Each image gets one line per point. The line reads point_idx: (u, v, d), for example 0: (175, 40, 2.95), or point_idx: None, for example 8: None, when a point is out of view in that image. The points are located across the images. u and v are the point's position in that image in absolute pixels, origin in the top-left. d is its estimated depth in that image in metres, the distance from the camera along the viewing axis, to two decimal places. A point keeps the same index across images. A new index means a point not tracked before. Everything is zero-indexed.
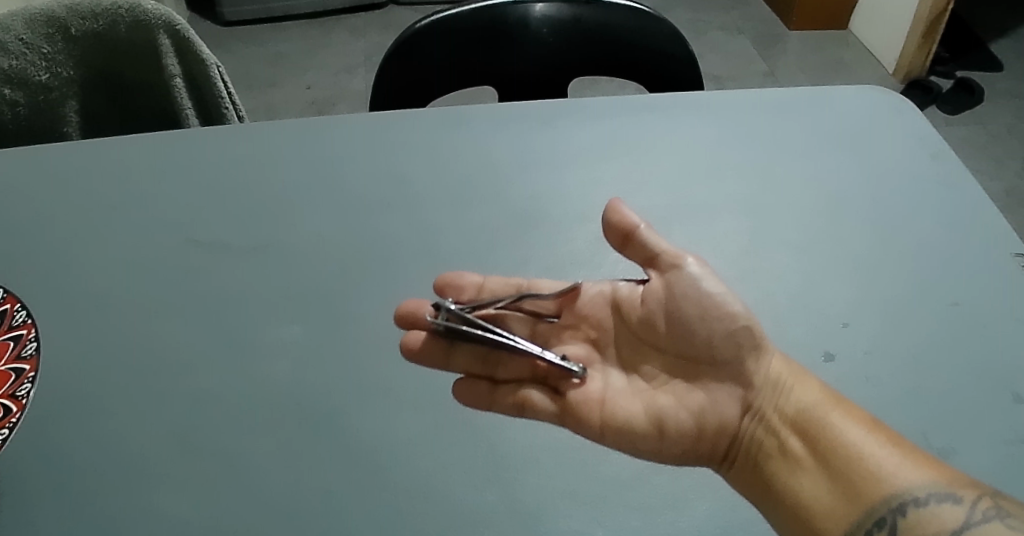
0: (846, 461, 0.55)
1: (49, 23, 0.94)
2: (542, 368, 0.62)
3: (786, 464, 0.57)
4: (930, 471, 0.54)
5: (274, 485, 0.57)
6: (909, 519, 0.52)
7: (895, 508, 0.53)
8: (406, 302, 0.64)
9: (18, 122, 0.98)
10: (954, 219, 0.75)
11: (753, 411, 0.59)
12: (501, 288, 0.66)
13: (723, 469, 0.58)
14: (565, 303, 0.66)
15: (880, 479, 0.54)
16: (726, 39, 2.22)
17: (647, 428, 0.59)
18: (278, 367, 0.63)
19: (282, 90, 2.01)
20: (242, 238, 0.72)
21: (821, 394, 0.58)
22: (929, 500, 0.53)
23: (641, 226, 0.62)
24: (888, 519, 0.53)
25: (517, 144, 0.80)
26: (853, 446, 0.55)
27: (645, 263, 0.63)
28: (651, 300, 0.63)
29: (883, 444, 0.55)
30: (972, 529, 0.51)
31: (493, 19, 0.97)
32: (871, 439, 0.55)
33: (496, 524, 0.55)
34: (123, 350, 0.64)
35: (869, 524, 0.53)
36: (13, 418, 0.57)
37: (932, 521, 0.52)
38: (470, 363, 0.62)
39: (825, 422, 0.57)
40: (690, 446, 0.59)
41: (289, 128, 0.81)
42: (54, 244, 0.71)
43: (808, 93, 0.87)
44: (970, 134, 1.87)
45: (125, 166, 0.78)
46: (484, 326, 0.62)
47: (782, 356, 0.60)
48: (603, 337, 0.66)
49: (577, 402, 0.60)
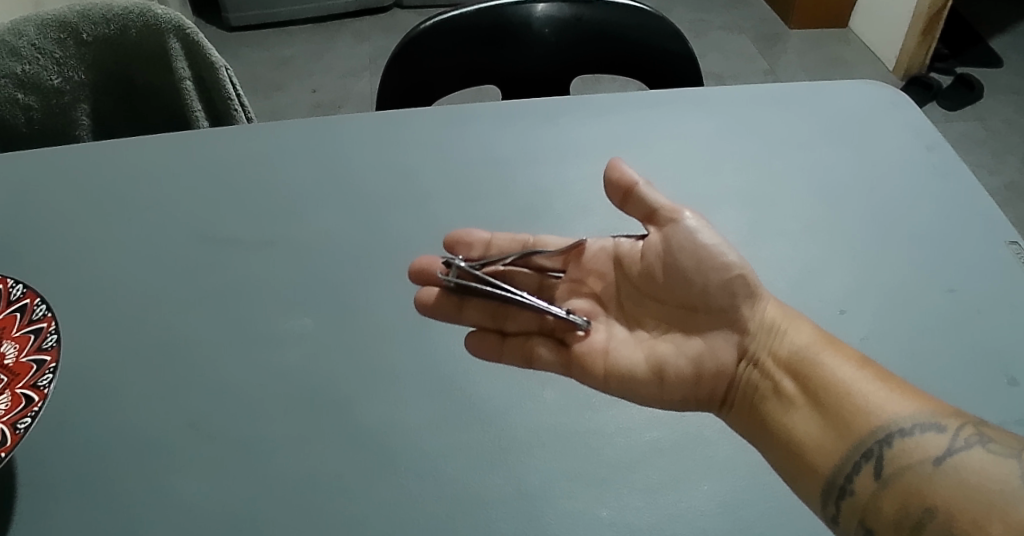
0: (836, 397, 0.57)
1: (61, 28, 0.96)
2: (550, 321, 0.65)
3: (780, 404, 0.59)
4: (919, 404, 0.55)
5: (287, 469, 0.59)
6: (895, 449, 0.54)
7: (881, 439, 0.54)
8: (419, 258, 0.67)
9: (31, 125, 1.00)
10: (950, 209, 0.76)
11: (748, 355, 0.62)
12: (509, 245, 0.69)
13: (722, 412, 0.61)
14: (570, 259, 0.70)
15: (867, 412, 0.56)
16: (727, 38, 2.24)
17: (647, 374, 0.62)
18: (290, 357, 0.65)
19: (288, 94, 2.03)
20: (254, 234, 0.74)
21: (814, 335, 0.60)
22: (913, 431, 0.54)
23: (639, 183, 0.65)
24: (875, 450, 0.54)
25: (522, 140, 0.82)
26: (842, 382, 0.57)
27: (644, 219, 0.66)
28: (650, 253, 0.66)
29: (869, 380, 0.57)
30: (955, 455, 0.52)
31: (495, 19, 0.99)
32: (857, 376, 0.57)
33: (503, 505, 0.57)
34: (140, 341, 0.66)
35: (857, 455, 0.55)
36: (36, 407, 0.54)
37: (915, 450, 0.53)
38: (480, 317, 0.66)
39: (815, 360, 0.59)
40: (689, 391, 0.61)
41: (299, 127, 0.83)
42: (70, 240, 0.74)
43: (807, 87, 0.88)
44: (970, 130, 1.89)
45: (139, 164, 0.80)
46: (493, 282, 0.65)
47: (775, 302, 0.63)
48: (606, 291, 0.69)
49: (581, 353, 0.63)
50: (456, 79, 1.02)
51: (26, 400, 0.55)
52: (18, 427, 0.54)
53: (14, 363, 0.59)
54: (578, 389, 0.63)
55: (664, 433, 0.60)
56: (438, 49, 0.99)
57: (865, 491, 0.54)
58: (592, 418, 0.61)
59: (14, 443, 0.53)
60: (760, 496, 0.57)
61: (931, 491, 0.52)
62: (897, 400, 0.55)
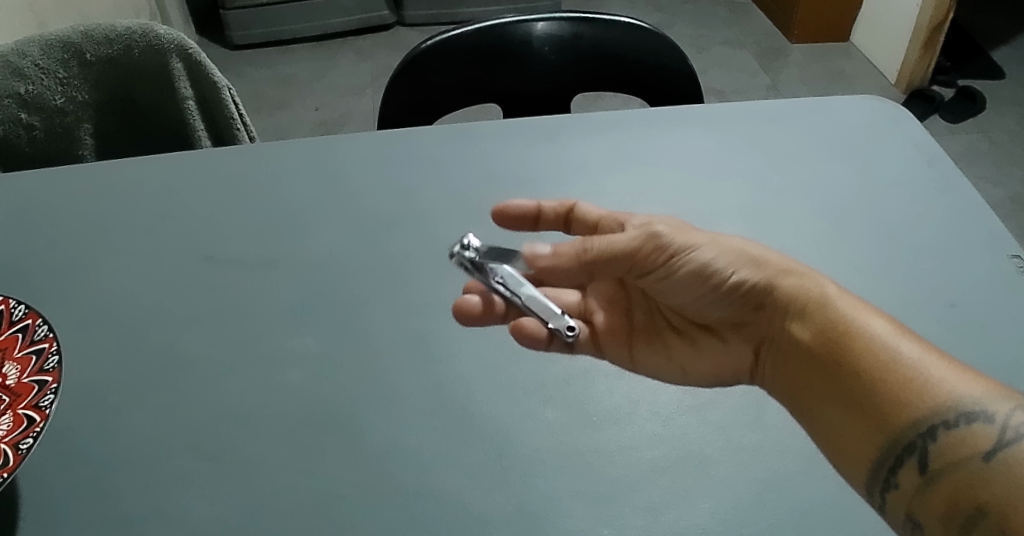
0: (871, 388, 0.56)
1: (65, 49, 0.97)
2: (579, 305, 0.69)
3: (812, 395, 0.59)
4: (965, 387, 0.54)
5: (288, 489, 0.59)
6: (940, 443, 0.53)
7: (925, 431, 0.53)
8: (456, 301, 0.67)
9: (34, 145, 1.00)
10: (952, 224, 0.76)
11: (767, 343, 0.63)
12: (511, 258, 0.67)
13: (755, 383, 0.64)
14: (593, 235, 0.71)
15: (908, 403, 0.54)
16: (728, 53, 2.25)
17: (671, 367, 0.66)
18: (290, 377, 0.65)
19: (291, 112, 2.04)
20: (257, 253, 0.74)
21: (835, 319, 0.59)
22: (960, 421, 0.53)
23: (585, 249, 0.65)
24: (918, 444, 0.53)
25: (522, 159, 0.82)
26: (876, 372, 0.56)
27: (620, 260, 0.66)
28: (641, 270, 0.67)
29: (913, 362, 0.55)
30: (1006, 449, 0.51)
31: (495, 38, 1.00)
32: (899, 360, 0.56)
33: (504, 524, 0.56)
34: (141, 361, 0.66)
35: (900, 448, 0.54)
36: (37, 428, 0.54)
37: (964, 441, 0.52)
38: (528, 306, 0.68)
39: (843, 349, 0.58)
40: (714, 377, 0.65)
41: (300, 147, 0.83)
42: (72, 260, 0.74)
43: (807, 103, 0.89)
44: (973, 142, 1.89)
45: (141, 184, 0.80)
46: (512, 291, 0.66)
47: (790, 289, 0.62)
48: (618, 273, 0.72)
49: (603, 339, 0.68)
50: (457, 98, 1.02)
51: (28, 420, 0.55)
52: (19, 447, 0.54)
53: (16, 383, 0.59)
54: (579, 407, 0.63)
55: (665, 450, 0.60)
56: (439, 69, 0.99)
57: (910, 484, 0.54)
58: (594, 436, 0.61)
59: (16, 463, 0.53)
60: (762, 514, 0.57)
61: (984, 488, 0.50)
62: (942, 386, 0.54)
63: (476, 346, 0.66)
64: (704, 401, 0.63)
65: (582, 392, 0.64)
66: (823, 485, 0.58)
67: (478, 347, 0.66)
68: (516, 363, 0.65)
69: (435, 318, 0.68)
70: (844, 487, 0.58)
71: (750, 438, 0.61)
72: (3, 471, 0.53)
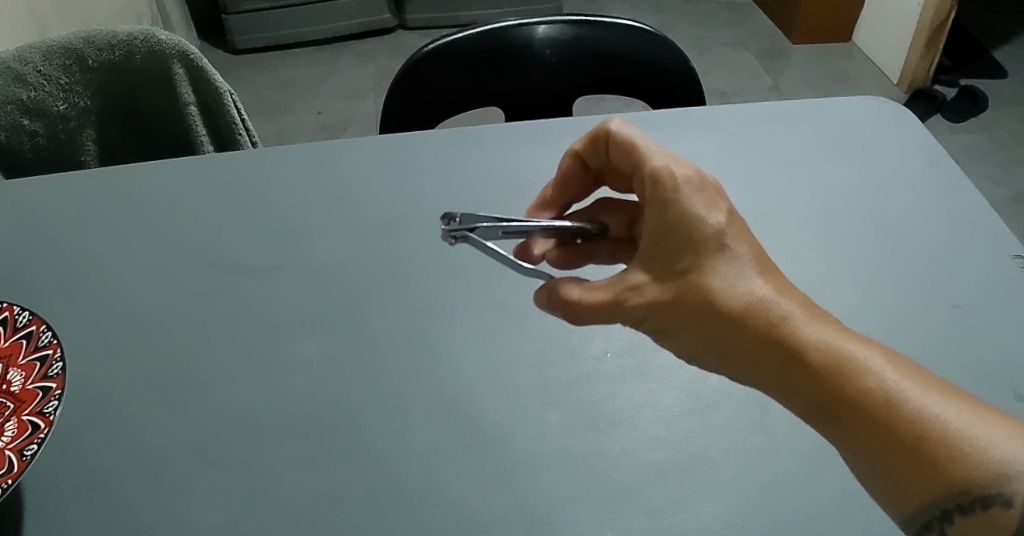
0: (877, 472, 0.50)
1: (66, 55, 0.98)
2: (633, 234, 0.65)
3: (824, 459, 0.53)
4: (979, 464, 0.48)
5: (291, 494, 0.59)
6: (958, 528, 0.49)
7: (941, 515, 0.49)
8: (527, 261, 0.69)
9: (37, 151, 1.00)
10: (954, 225, 0.76)
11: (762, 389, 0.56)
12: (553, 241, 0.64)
13: None
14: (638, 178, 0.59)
15: (917, 491, 0.49)
16: (730, 55, 2.25)
17: None
18: (294, 382, 0.65)
19: (294, 116, 2.05)
20: (260, 258, 0.74)
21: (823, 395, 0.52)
22: (975, 506, 0.48)
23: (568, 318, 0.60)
24: (935, 526, 0.50)
25: (525, 162, 0.82)
26: (879, 460, 0.50)
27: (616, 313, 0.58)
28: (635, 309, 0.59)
29: (923, 443, 0.49)
30: None
31: (497, 42, 1.00)
32: (907, 443, 0.49)
33: (508, 528, 0.56)
34: (144, 367, 0.66)
35: (920, 526, 0.50)
36: (42, 434, 0.54)
37: (983, 522, 0.48)
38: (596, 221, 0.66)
39: (840, 426, 0.51)
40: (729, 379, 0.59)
41: (303, 152, 0.83)
42: (75, 266, 0.74)
43: (809, 105, 0.89)
44: (976, 142, 1.88)
45: (144, 190, 0.80)
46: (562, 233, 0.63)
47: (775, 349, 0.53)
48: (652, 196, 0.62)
49: None
50: (459, 102, 1.02)
51: (32, 426, 0.55)
52: (23, 453, 0.54)
53: (20, 390, 0.59)
54: (582, 410, 0.63)
55: (669, 454, 0.60)
56: (441, 72, 0.99)
57: None
58: (597, 440, 0.61)
59: (20, 470, 0.53)
60: (765, 517, 0.57)
61: None
62: (956, 471, 0.48)
63: (479, 350, 0.66)
64: (707, 404, 0.63)
65: (586, 396, 0.64)
66: (827, 488, 0.58)
67: (481, 351, 0.66)
68: (518, 366, 0.65)
69: (437, 322, 0.68)
70: (847, 490, 0.58)
71: (753, 440, 0.61)
72: (7, 478, 0.53)
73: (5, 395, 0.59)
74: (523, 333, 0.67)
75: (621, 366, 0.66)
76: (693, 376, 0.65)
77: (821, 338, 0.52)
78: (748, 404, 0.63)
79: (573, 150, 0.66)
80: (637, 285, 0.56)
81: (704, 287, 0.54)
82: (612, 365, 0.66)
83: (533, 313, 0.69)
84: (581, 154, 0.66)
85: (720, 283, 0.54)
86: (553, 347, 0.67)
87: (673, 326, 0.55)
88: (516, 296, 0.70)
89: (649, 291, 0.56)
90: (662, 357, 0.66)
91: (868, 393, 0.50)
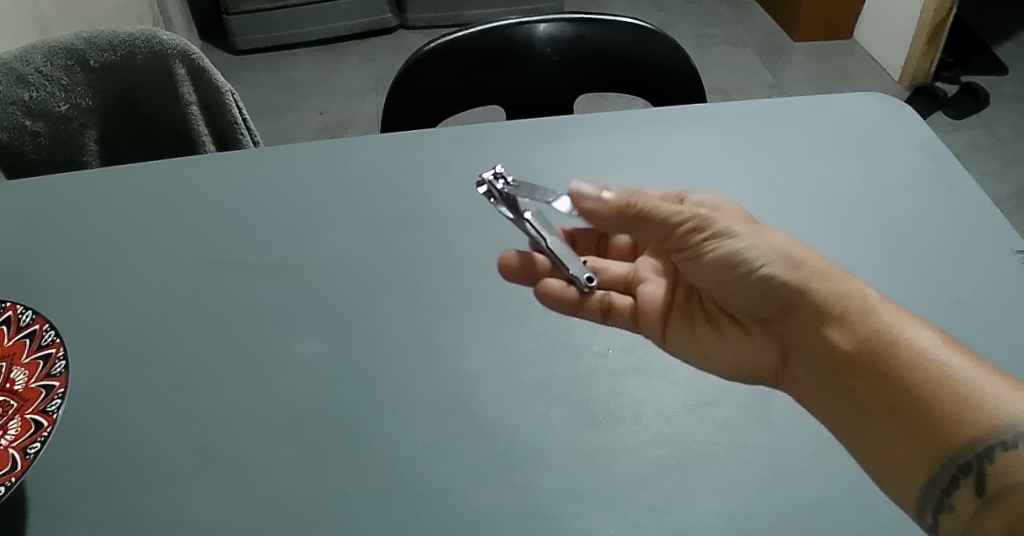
0: (915, 408, 0.55)
1: (68, 56, 0.98)
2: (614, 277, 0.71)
3: (856, 407, 0.57)
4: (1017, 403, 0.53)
5: (292, 491, 0.59)
6: (995, 466, 0.52)
7: (980, 454, 0.52)
8: (508, 260, 0.68)
9: (39, 151, 1.00)
10: (955, 221, 0.76)
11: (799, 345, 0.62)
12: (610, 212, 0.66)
13: (778, 385, 0.63)
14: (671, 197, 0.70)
15: (959, 418, 0.53)
16: (731, 53, 2.25)
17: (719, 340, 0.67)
18: (296, 380, 0.65)
19: (296, 116, 2.05)
20: (261, 257, 0.74)
21: (877, 332, 0.58)
22: (1012, 443, 0.52)
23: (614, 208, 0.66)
24: (974, 464, 0.53)
25: (526, 160, 0.82)
26: (921, 388, 0.55)
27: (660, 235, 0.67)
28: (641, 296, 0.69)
29: (964, 379, 0.54)
30: None
31: (497, 40, 1.00)
32: (948, 375, 0.55)
33: (509, 524, 0.56)
34: (147, 366, 0.66)
35: (955, 469, 0.53)
36: (45, 432, 0.55)
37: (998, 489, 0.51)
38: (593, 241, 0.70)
39: (887, 361, 0.57)
40: (749, 369, 0.64)
41: (304, 151, 0.83)
42: (78, 266, 0.74)
43: (809, 102, 0.89)
44: (977, 138, 1.88)
45: (146, 190, 0.80)
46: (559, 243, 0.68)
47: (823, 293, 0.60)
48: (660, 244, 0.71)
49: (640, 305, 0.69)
50: (460, 100, 1.02)
51: (35, 425, 0.55)
52: (27, 451, 0.54)
53: (23, 388, 0.59)
54: (584, 407, 0.63)
55: (670, 450, 0.60)
56: (441, 71, 0.99)
57: (965, 508, 0.53)
58: (599, 436, 0.61)
59: (24, 468, 0.53)
60: (767, 512, 0.57)
61: None
62: (996, 404, 0.53)
63: (480, 348, 0.66)
64: (709, 400, 0.63)
65: (588, 393, 0.64)
66: (829, 484, 0.58)
67: (483, 349, 0.66)
68: (520, 363, 0.65)
69: (439, 320, 0.68)
70: (849, 485, 0.58)
71: (755, 436, 0.61)
72: (11, 476, 0.53)
73: (8, 394, 0.59)
74: (524, 331, 0.68)
75: (622, 363, 0.66)
76: (694, 372, 0.65)
77: (869, 297, 0.59)
78: (750, 399, 0.63)
79: (603, 182, 0.73)
80: (689, 225, 0.66)
81: (742, 238, 0.64)
82: (613, 361, 0.66)
83: (535, 311, 0.69)
84: (614, 183, 0.73)
85: (774, 232, 0.65)
86: (555, 344, 0.67)
87: (735, 257, 0.64)
88: (517, 294, 0.70)
89: (714, 228, 0.65)
90: (664, 354, 0.66)
91: (893, 344, 0.57)
